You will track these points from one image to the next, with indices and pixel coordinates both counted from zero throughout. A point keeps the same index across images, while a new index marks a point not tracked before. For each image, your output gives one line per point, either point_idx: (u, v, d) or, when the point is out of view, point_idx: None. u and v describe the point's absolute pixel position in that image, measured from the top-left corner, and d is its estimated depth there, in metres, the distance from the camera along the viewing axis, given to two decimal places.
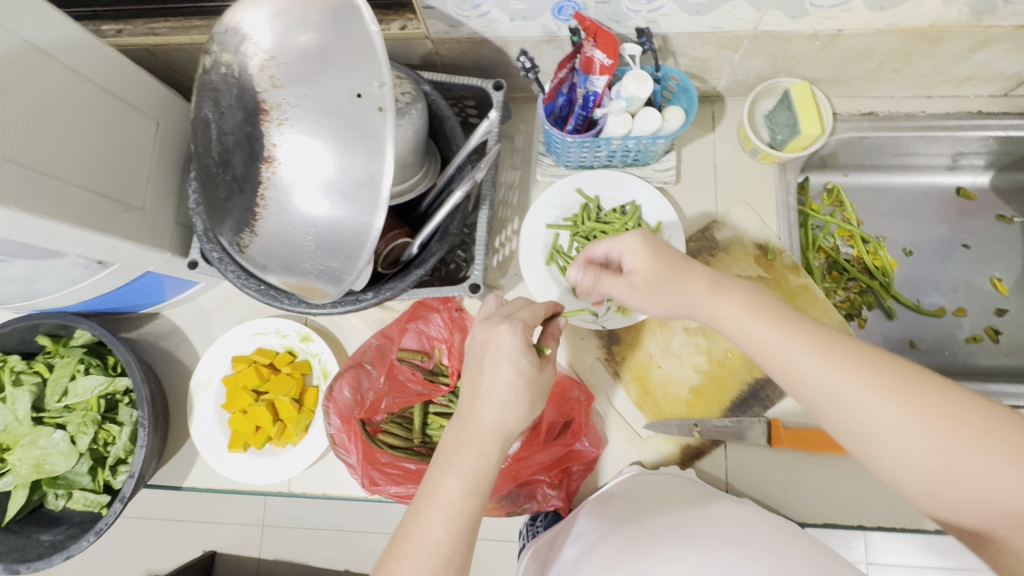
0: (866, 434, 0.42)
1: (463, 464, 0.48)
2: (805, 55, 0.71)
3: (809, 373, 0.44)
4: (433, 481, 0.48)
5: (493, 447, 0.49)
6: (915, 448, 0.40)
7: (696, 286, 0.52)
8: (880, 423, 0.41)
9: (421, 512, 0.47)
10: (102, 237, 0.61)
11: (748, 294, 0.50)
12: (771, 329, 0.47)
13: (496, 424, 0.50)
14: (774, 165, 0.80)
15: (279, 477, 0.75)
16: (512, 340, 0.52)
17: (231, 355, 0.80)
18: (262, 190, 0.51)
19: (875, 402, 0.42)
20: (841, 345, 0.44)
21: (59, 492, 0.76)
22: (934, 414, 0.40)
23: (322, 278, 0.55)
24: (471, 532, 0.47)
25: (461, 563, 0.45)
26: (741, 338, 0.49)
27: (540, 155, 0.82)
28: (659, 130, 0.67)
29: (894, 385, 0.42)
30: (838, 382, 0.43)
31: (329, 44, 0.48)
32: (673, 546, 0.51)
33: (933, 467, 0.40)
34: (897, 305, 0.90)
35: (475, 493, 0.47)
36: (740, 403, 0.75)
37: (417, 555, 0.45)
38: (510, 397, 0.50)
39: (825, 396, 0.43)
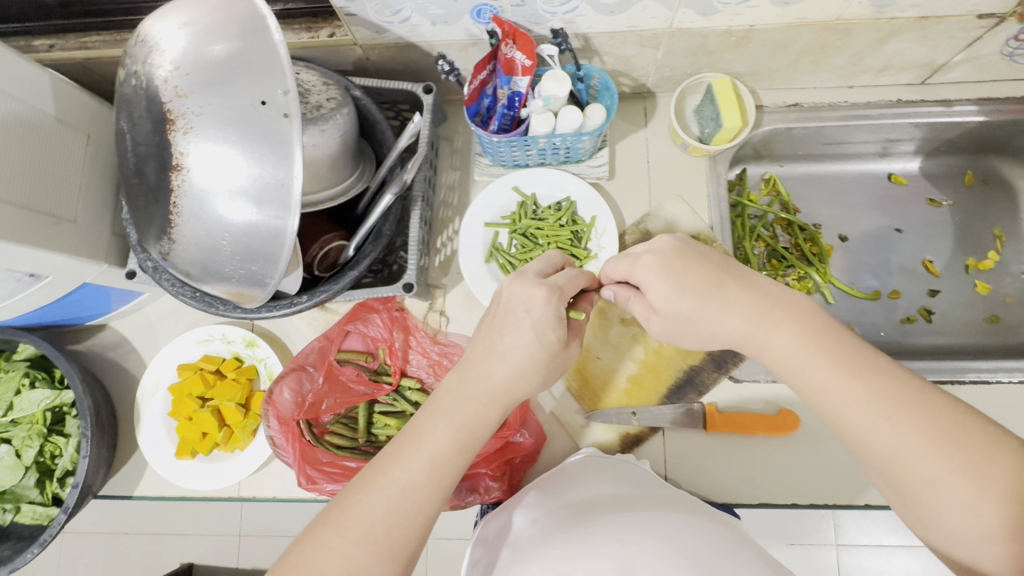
0: (907, 492, 0.45)
1: (458, 418, 0.50)
2: (724, 50, 0.74)
3: (872, 437, 0.45)
4: (424, 425, 0.50)
5: (494, 413, 0.50)
6: (967, 528, 0.43)
7: (743, 315, 0.51)
8: (947, 505, 0.43)
9: (403, 454, 0.49)
10: (30, 249, 0.61)
11: (819, 335, 0.49)
12: (849, 394, 0.46)
13: (501, 388, 0.51)
14: (704, 158, 0.83)
15: (225, 482, 0.76)
16: (541, 309, 0.51)
17: (178, 363, 0.80)
18: (176, 199, 0.53)
19: (958, 489, 0.43)
20: (907, 407, 0.45)
21: (6, 507, 0.76)
22: (981, 483, 0.42)
23: (245, 282, 0.56)
24: (445, 484, 0.49)
25: (429, 508, 0.48)
26: (797, 378, 0.50)
27: (477, 156, 0.83)
28: (582, 126, 0.69)
29: (969, 464, 0.43)
30: (900, 449, 0.44)
31: (234, 54, 0.50)
32: (599, 531, 0.54)
33: (952, 521, 0.43)
34: (834, 290, 0.92)
35: (463, 450, 0.49)
36: (677, 390, 0.77)
37: (388, 494, 0.47)
38: (524, 368, 0.51)
39: (876, 447, 0.45)
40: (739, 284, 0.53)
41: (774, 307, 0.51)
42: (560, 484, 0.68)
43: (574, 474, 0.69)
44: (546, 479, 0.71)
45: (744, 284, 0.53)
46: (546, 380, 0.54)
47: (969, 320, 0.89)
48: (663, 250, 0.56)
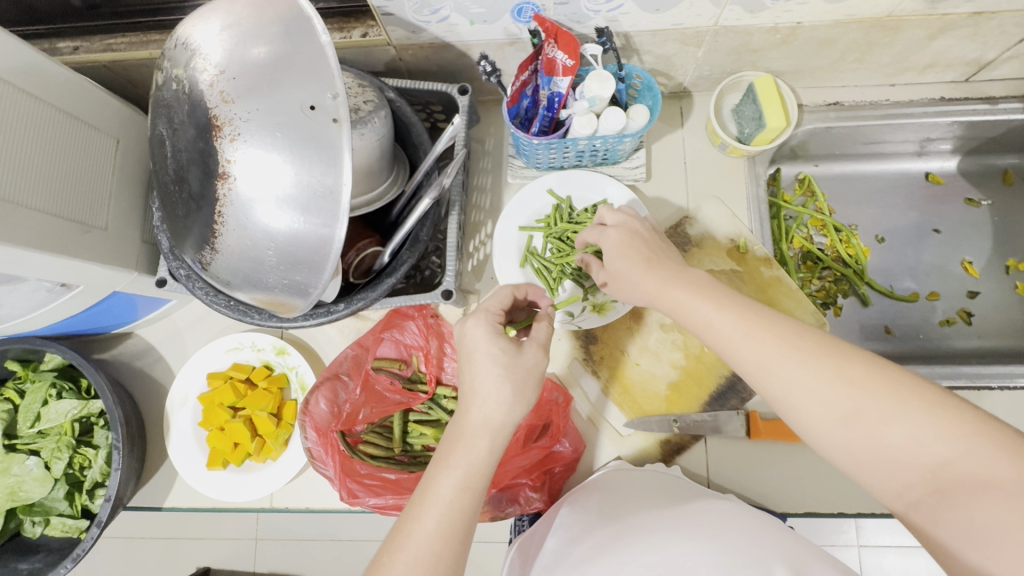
0: (782, 403, 0.45)
1: (459, 462, 0.49)
2: (767, 48, 0.72)
3: (742, 353, 0.47)
4: (431, 479, 0.49)
5: (488, 443, 0.50)
6: (830, 420, 0.42)
7: (650, 276, 0.54)
8: (808, 403, 0.43)
9: (415, 509, 0.47)
10: (62, 259, 0.59)
11: (698, 281, 0.52)
12: (716, 316, 0.49)
13: (482, 417, 0.51)
14: (743, 159, 0.81)
15: (260, 493, 0.74)
16: (475, 332, 0.54)
17: (206, 372, 0.79)
18: (220, 207, 0.51)
19: (814, 384, 0.43)
20: (769, 320, 0.47)
21: (35, 519, 0.75)
22: (836, 374, 0.43)
23: (288, 292, 0.54)
24: (466, 529, 0.47)
25: (457, 560, 0.46)
26: (679, 314, 0.52)
27: (511, 158, 0.81)
28: (624, 128, 0.67)
29: (823, 358, 0.44)
30: (763, 357, 0.45)
31: (281, 56, 0.48)
32: (654, 536, 0.52)
33: (819, 419, 0.43)
34: (871, 292, 0.91)
35: (468, 489, 0.48)
36: (719, 396, 0.75)
37: (411, 556, 0.45)
38: (492, 388, 0.51)
39: (747, 360, 0.46)
40: (641, 238, 0.57)
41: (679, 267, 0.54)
42: (603, 494, 0.66)
43: (618, 486, 0.67)
44: (580, 492, 0.69)
45: (644, 240, 0.57)
46: (526, 393, 0.52)
47: (1010, 322, 0.87)
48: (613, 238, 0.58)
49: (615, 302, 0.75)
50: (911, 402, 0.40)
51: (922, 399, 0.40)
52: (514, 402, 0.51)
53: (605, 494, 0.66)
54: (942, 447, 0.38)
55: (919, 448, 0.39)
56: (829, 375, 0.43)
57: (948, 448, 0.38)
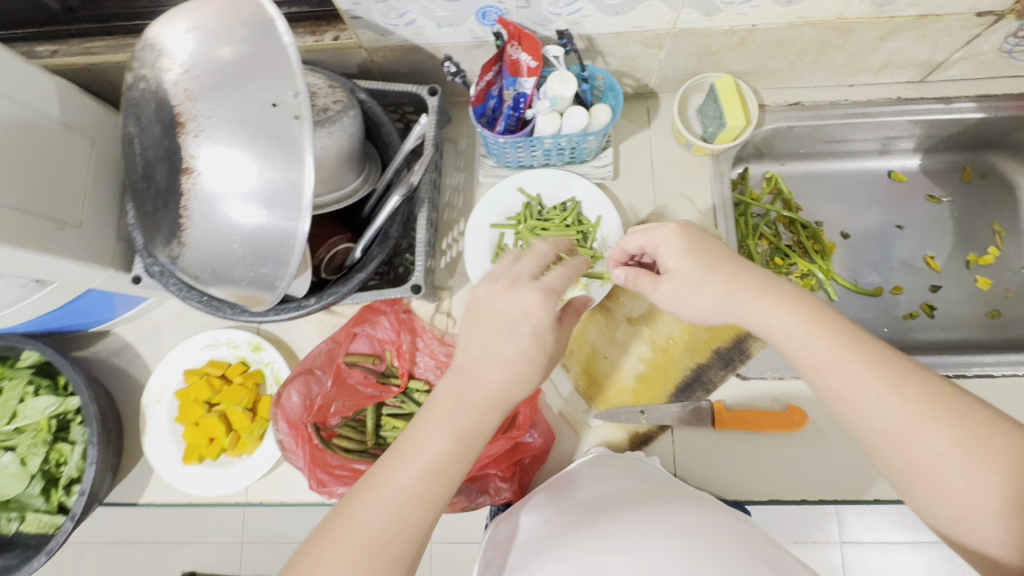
0: (912, 469, 0.44)
1: (457, 424, 0.48)
2: (726, 49, 0.74)
3: (875, 413, 0.45)
4: (421, 434, 0.48)
5: (489, 411, 0.49)
6: (969, 499, 0.42)
7: (757, 297, 0.52)
8: (948, 478, 0.43)
9: (401, 459, 0.47)
10: (36, 255, 0.61)
11: (820, 315, 0.50)
12: (855, 372, 0.46)
13: (495, 389, 0.49)
14: (708, 157, 0.83)
15: (234, 487, 0.76)
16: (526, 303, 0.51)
17: (183, 368, 0.80)
18: (186, 202, 0.53)
19: (958, 462, 0.43)
20: (907, 380, 0.45)
21: (11, 516, 0.75)
22: (985, 453, 0.42)
23: (255, 285, 0.56)
24: (443, 490, 0.47)
25: (430, 515, 0.46)
26: (801, 357, 0.49)
27: (482, 157, 0.83)
28: (587, 127, 0.70)
29: (969, 436, 0.43)
30: (903, 423, 0.44)
31: (245, 57, 0.50)
32: (628, 532, 0.52)
33: (953, 494, 0.43)
34: (837, 286, 0.93)
35: (459, 453, 0.48)
36: (685, 388, 0.77)
37: (382, 500, 0.46)
38: (520, 366, 0.50)
39: (879, 420, 0.45)
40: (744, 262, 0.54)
41: (772, 284, 0.53)
42: (570, 483, 0.68)
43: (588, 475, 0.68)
44: (559, 482, 0.69)
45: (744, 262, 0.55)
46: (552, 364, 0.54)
47: (971, 314, 0.90)
48: (668, 236, 0.56)
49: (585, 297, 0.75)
50: None
51: None
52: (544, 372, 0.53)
53: (585, 480, 0.67)
54: None
55: None
56: (976, 454, 0.42)
57: None
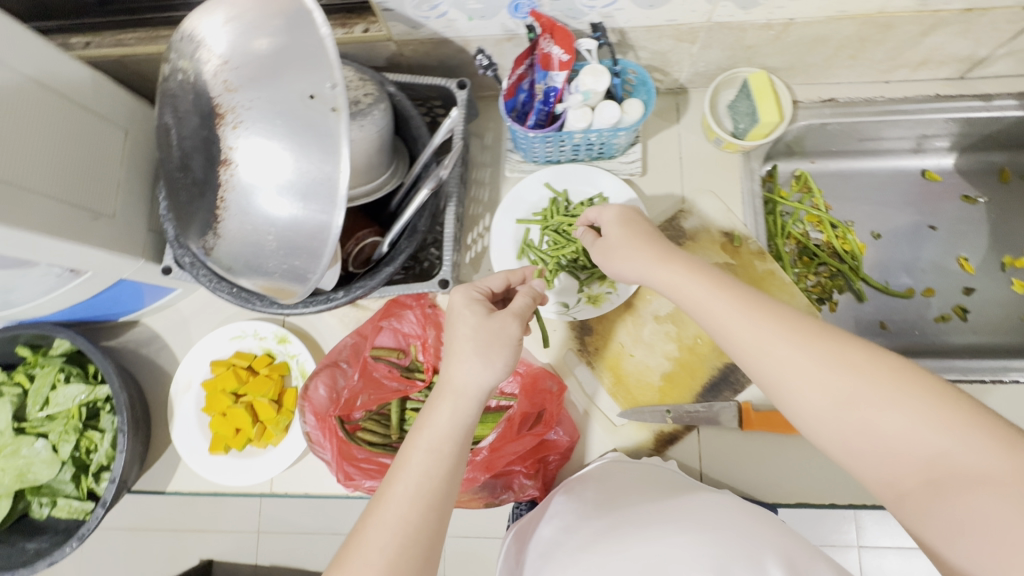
0: (767, 379, 0.48)
1: (434, 435, 0.50)
2: (761, 44, 0.73)
3: (736, 331, 0.49)
4: (405, 454, 0.50)
5: (446, 406, 0.52)
6: (816, 397, 0.44)
7: (647, 251, 0.59)
8: (796, 381, 0.46)
9: (390, 484, 0.49)
10: (72, 245, 0.61)
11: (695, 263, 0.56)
12: (713, 299, 0.52)
13: (455, 386, 0.53)
14: (738, 154, 0.82)
15: (259, 479, 0.76)
16: (457, 297, 0.58)
17: (210, 359, 0.81)
18: (223, 193, 0.53)
19: (801, 363, 0.46)
20: (763, 303, 0.50)
21: (43, 501, 0.77)
22: (819, 351, 0.45)
23: (288, 277, 0.56)
24: (438, 493, 0.48)
25: (432, 531, 0.47)
26: (679, 297, 0.55)
27: (509, 152, 0.83)
28: (618, 122, 0.69)
29: (814, 340, 0.46)
30: (758, 335, 0.48)
31: (283, 48, 0.50)
32: (650, 530, 0.53)
33: (802, 394, 0.45)
34: (867, 287, 0.91)
35: (444, 459, 0.50)
36: (712, 388, 0.76)
37: (384, 519, 0.47)
38: (454, 348, 0.55)
39: (741, 339, 0.49)
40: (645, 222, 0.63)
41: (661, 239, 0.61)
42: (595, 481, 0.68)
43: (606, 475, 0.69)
44: (574, 483, 0.70)
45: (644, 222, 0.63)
46: (491, 352, 0.54)
47: (1006, 318, 0.88)
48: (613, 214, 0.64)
49: (610, 293, 0.77)
50: (905, 389, 0.42)
51: (917, 387, 0.41)
52: (475, 359, 0.53)
53: (610, 483, 0.66)
54: (938, 438, 0.39)
55: (910, 435, 0.40)
56: (814, 353, 0.45)
57: (944, 438, 0.39)
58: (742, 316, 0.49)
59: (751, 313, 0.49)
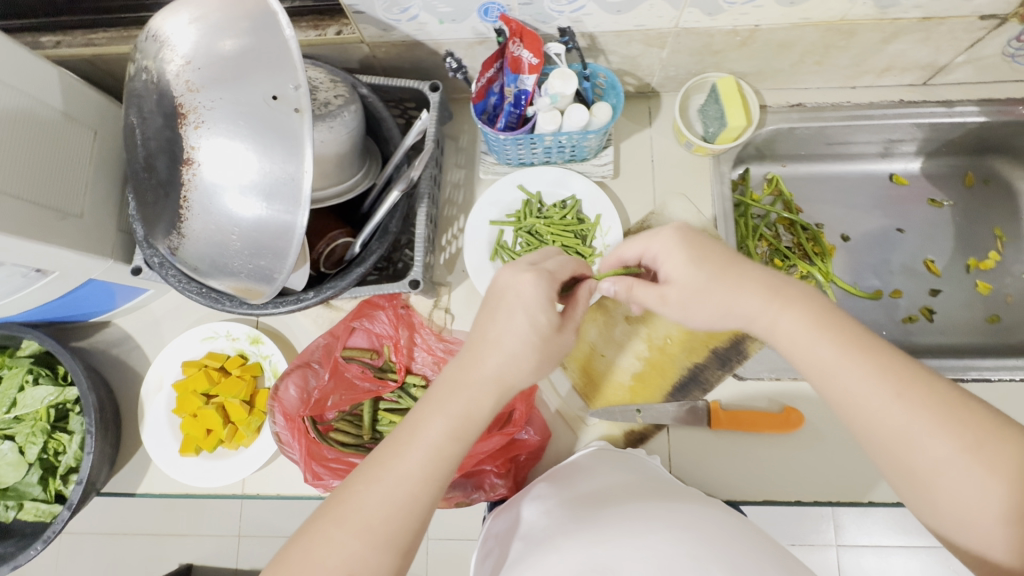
0: (832, 389, 0.48)
1: (454, 410, 0.49)
2: (728, 50, 0.74)
3: (810, 348, 0.49)
4: (420, 419, 0.49)
5: (488, 395, 0.50)
6: (884, 426, 0.45)
7: (702, 277, 0.54)
8: (866, 410, 0.46)
9: (400, 446, 0.48)
10: (37, 244, 0.61)
11: (769, 285, 0.52)
12: (792, 320, 0.50)
13: (495, 372, 0.51)
14: (708, 157, 0.83)
15: (230, 480, 0.76)
16: (530, 289, 0.52)
17: (182, 360, 0.80)
18: (186, 193, 0.53)
19: (873, 391, 0.45)
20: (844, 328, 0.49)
21: (8, 503, 0.75)
22: (898, 382, 0.45)
23: (254, 276, 0.56)
24: (445, 474, 0.48)
25: (425, 501, 0.47)
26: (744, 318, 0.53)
27: (482, 154, 0.83)
28: (587, 125, 0.69)
29: (888, 371, 0.46)
30: (835, 358, 0.47)
31: (245, 49, 0.50)
32: (623, 524, 0.50)
33: (871, 419, 0.45)
34: (837, 289, 0.93)
35: (457, 439, 0.48)
36: (681, 387, 0.77)
37: (388, 485, 0.46)
38: (519, 351, 0.51)
39: (814, 357, 0.49)
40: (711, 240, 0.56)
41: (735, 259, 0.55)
42: (567, 475, 0.67)
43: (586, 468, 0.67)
44: (555, 474, 0.69)
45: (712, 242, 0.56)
46: (544, 370, 0.53)
47: (970, 319, 0.90)
48: (667, 242, 0.56)
49: None
50: (971, 440, 0.42)
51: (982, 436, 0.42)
52: (536, 374, 0.52)
53: (585, 471, 0.66)
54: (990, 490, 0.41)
55: (964, 481, 0.42)
56: (891, 382, 0.45)
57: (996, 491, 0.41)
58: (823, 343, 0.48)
59: (833, 339, 0.48)
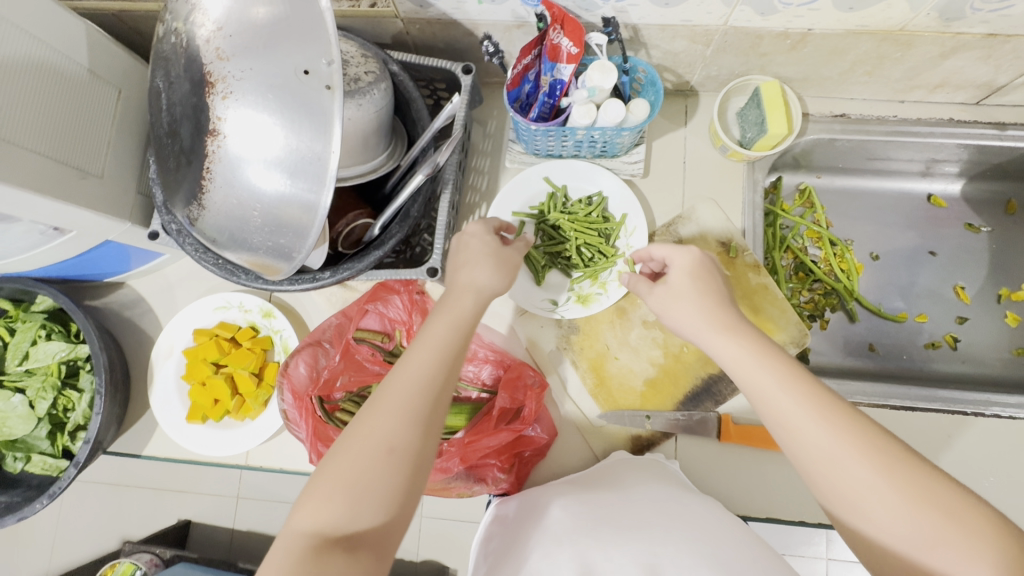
0: (777, 426, 0.48)
1: (451, 319, 0.55)
2: (776, 53, 0.71)
3: (756, 383, 0.50)
4: (426, 330, 0.55)
5: (467, 299, 0.57)
6: (824, 465, 0.46)
7: (705, 301, 0.56)
8: (810, 450, 0.46)
9: (410, 353, 0.53)
10: (55, 203, 0.60)
11: (735, 321, 0.54)
12: (749, 356, 0.51)
13: (472, 283, 0.58)
14: (743, 164, 0.80)
15: (234, 450, 0.76)
16: (477, 229, 0.64)
17: (193, 327, 0.80)
18: (210, 164, 0.52)
19: (816, 433, 0.46)
20: (789, 364, 0.50)
21: (17, 456, 0.76)
22: (837, 424, 0.46)
23: (272, 254, 0.55)
24: (454, 365, 0.53)
25: (442, 394, 0.51)
26: (714, 350, 0.54)
27: (510, 142, 0.81)
28: (623, 121, 0.67)
29: (832, 417, 0.46)
30: (783, 398, 0.48)
31: (280, 19, 0.48)
32: (643, 529, 0.55)
33: (812, 457, 0.46)
34: (860, 308, 0.91)
35: (460, 333, 0.54)
36: (694, 397, 0.75)
37: (409, 374, 0.51)
38: (479, 263, 0.59)
39: (759, 391, 0.49)
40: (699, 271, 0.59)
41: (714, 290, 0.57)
42: (590, 481, 0.66)
43: (605, 472, 0.69)
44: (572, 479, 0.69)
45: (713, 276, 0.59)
46: (503, 271, 0.60)
47: (996, 350, 0.87)
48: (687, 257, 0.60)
49: (600, 295, 0.76)
50: (912, 487, 0.43)
51: (919, 485, 0.43)
52: (495, 271, 0.59)
53: (602, 481, 0.66)
54: (923, 537, 0.42)
55: (902, 530, 0.43)
56: (832, 425, 0.46)
57: (930, 539, 0.42)
58: (771, 380, 0.49)
59: (782, 380, 0.49)
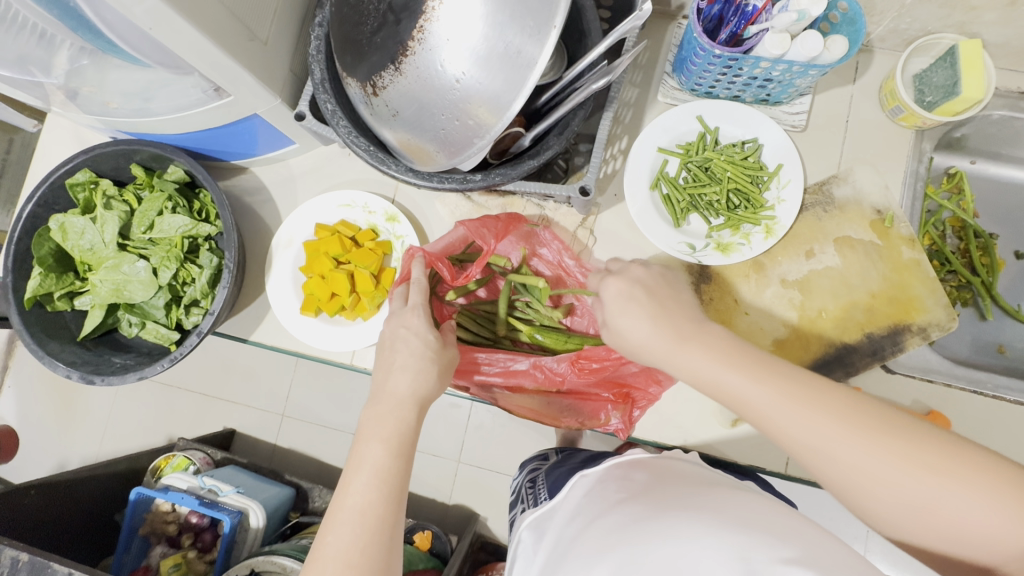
0: (770, 426, 0.46)
1: (382, 430, 0.52)
2: (989, 8, 0.66)
3: (731, 389, 0.49)
4: (360, 452, 0.51)
5: (409, 410, 0.54)
6: (825, 451, 0.43)
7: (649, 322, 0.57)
8: (808, 438, 0.43)
9: (348, 476, 0.50)
10: (229, 60, 0.58)
11: (701, 336, 0.54)
12: (718, 366, 0.50)
13: (408, 389, 0.55)
14: (911, 130, 0.75)
15: (346, 347, 0.76)
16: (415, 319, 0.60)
17: (315, 221, 0.79)
18: (422, 22, 0.48)
19: (807, 417, 0.44)
20: (758, 362, 0.49)
21: (133, 320, 0.78)
22: (814, 403, 0.44)
23: (453, 134, 0.52)
24: (401, 466, 0.50)
25: (394, 492, 0.49)
26: (687, 374, 0.52)
27: (666, 75, 0.78)
28: (816, 58, 0.62)
29: (811, 398, 0.45)
30: (763, 399, 0.46)
31: None
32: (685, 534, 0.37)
33: (811, 447, 0.43)
34: (994, 308, 0.85)
35: (399, 453, 0.51)
36: (824, 365, 0.72)
37: (356, 491, 0.48)
38: (413, 362, 0.57)
39: (742, 395, 0.48)
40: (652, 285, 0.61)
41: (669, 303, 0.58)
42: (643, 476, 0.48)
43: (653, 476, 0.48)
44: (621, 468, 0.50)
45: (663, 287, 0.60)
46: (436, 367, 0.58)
47: None
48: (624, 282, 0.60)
49: (741, 245, 0.73)
50: (911, 446, 0.40)
51: (921, 443, 0.40)
52: (427, 372, 0.57)
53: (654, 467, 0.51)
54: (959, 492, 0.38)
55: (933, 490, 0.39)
56: (813, 404, 0.44)
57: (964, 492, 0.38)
58: (744, 380, 0.48)
59: (757, 375, 0.48)
